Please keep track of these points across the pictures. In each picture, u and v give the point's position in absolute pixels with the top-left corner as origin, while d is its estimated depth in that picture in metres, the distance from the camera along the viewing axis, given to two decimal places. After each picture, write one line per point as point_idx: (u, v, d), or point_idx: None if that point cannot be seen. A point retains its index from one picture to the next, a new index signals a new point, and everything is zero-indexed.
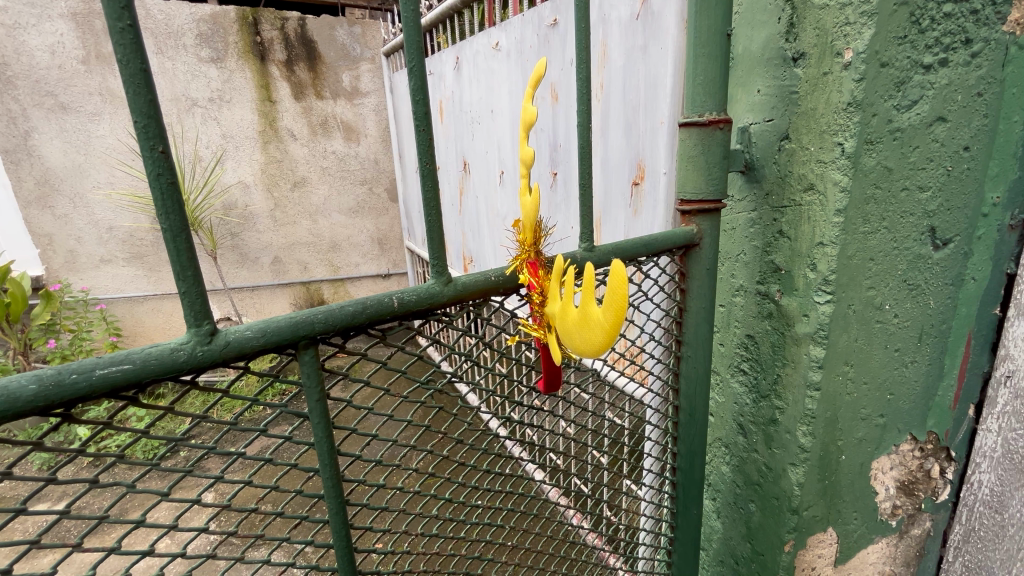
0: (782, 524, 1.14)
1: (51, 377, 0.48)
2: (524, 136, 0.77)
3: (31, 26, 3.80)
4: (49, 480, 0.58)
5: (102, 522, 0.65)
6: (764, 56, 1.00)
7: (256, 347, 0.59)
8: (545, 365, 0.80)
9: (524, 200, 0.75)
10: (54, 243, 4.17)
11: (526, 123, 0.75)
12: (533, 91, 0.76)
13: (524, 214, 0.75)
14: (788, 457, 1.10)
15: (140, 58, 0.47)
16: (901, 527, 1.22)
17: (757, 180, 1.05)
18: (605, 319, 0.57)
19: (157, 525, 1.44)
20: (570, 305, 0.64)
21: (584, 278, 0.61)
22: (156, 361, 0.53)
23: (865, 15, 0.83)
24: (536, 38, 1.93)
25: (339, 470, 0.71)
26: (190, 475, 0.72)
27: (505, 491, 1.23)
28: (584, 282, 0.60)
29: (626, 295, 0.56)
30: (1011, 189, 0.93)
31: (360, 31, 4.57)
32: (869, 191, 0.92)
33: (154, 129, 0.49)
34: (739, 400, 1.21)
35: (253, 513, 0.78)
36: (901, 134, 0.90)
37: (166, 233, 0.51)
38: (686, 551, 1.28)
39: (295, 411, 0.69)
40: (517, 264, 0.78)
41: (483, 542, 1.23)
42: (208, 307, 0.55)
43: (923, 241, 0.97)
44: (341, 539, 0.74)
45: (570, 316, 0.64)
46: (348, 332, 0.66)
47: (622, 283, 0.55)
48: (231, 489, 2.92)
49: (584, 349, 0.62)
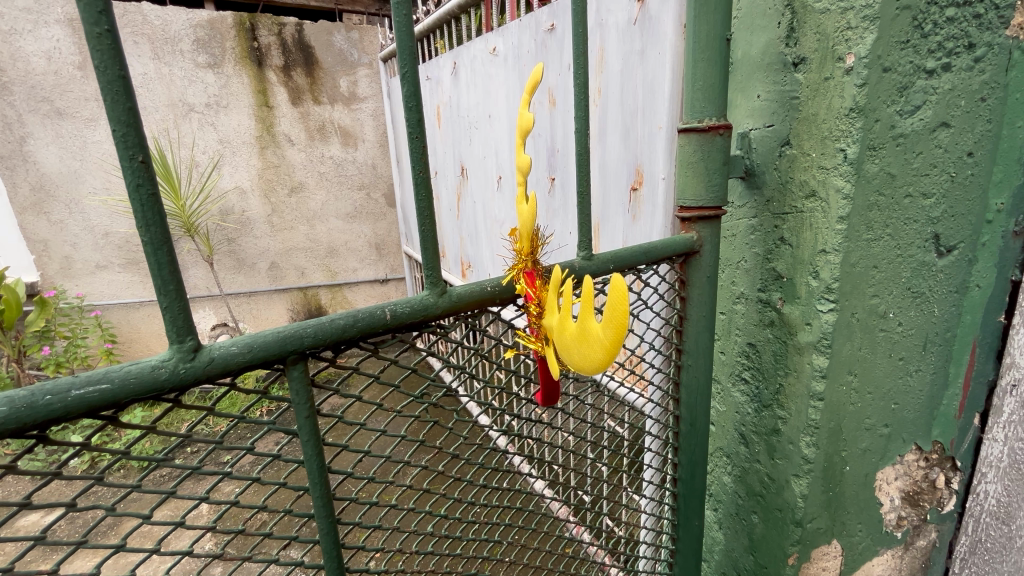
0: (785, 537, 1.12)
1: (23, 399, 0.46)
2: (522, 145, 0.75)
3: (27, 32, 3.79)
4: (22, 504, 0.54)
5: (80, 547, 0.61)
6: (764, 61, 0.99)
7: (242, 364, 0.56)
8: (543, 381, 0.78)
9: (523, 210, 0.73)
10: (49, 249, 4.14)
11: (523, 129, 0.73)
12: (529, 96, 0.74)
13: (522, 224, 0.73)
14: (791, 468, 1.08)
15: (120, 65, 0.46)
16: (907, 538, 1.19)
17: (757, 186, 1.04)
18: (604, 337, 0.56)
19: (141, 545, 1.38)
20: (569, 320, 0.62)
21: (583, 291, 0.59)
22: (136, 380, 0.51)
23: (867, 19, 0.81)
24: (533, 43, 1.92)
25: (330, 489, 0.69)
26: (173, 496, 0.69)
27: (502, 506, 1.19)
28: (584, 296, 0.59)
29: (627, 312, 0.53)
30: (1015, 195, 0.92)
31: (358, 36, 4.58)
32: (872, 198, 0.90)
33: (133, 138, 0.47)
34: (740, 409, 1.19)
35: (240, 534, 0.75)
36: (904, 139, 0.88)
37: (146, 246, 0.49)
38: (688, 563, 1.26)
39: (284, 428, 0.67)
40: (515, 274, 0.76)
41: (479, 558, 1.20)
42: (191, 322, 0.53)
43: (927, 248, 0.95)
44: (332, 560, 0.71)
45: (569, 331, 0.62)
46: (339, 346, 0.64)
47: (622, 300, 0.53)
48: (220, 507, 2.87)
49: (583, 368, 0.60)
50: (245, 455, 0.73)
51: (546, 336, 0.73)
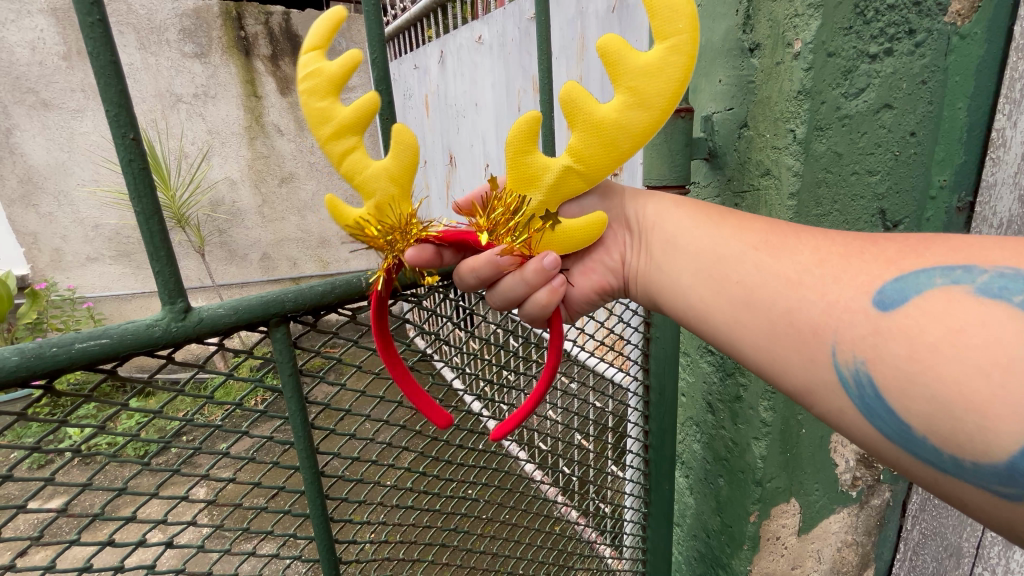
0: (746, 495, 1.19)
1: (32, 349, 0.52)
2: (339, 108, 0.65)
3: (10, 22, 3.78)
4: (35, 449, 0.63)
5: (87, 488, 0.70)
6: (724, 47, 1.04)
7: (228, 324, 0.62)
8: (540, 276, 0.65)
9: (369, 173, 0.65)
10: (40, 242, 4.14)
11: (379, 171, 0.65)
12: (327, 44, 0.64)
13: (382, 185, 0.65)
14: (751, 431, 1.14)
15: (111, 52, 0.51)
16: (861, 497, 1.28)
17: (719, 167, 1.09)
18: (681, 14, 0.58)
19: (128, 529, 1.41)
20: (582, 89, 0.63)
21: (573, 100, 0.63)
22: (132, 336, 0.56)
23: (812, 7, 0.87)
24: (518, 32, 2.00)
25: (313, 442, 0.75)
26: (169, 446, 0.76)
27: (479, 467, 1.26)
28: (584, 94, 0.62)
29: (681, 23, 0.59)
30: (956, 173, 1.01)
31: (346, 26, 4.63)
32: (820, 175, 0.96)
33: (125, 118, 0.52)
34: (707, 379, 1.25)
35: (231, 482, 0.81)
36: (849, 120, 0.94)
37: (139, 216, 0.55)
38: (659, 525, 1.34)
39: (269, 386, 0.74)
40: (366, 220, 0.65)
41: (458, 515, 1.27)
42: (182, 285, 0.59)
43: (874, 223, 1.03)
44: (317, 508, 0.78)
45: (598, 154, 0.64)
46: (318, 311, 0.69)
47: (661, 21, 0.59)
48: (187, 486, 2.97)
49: (665, 86, 0.61)
50: (234, 411, 0.79)
51: (531, 184, 0.66)
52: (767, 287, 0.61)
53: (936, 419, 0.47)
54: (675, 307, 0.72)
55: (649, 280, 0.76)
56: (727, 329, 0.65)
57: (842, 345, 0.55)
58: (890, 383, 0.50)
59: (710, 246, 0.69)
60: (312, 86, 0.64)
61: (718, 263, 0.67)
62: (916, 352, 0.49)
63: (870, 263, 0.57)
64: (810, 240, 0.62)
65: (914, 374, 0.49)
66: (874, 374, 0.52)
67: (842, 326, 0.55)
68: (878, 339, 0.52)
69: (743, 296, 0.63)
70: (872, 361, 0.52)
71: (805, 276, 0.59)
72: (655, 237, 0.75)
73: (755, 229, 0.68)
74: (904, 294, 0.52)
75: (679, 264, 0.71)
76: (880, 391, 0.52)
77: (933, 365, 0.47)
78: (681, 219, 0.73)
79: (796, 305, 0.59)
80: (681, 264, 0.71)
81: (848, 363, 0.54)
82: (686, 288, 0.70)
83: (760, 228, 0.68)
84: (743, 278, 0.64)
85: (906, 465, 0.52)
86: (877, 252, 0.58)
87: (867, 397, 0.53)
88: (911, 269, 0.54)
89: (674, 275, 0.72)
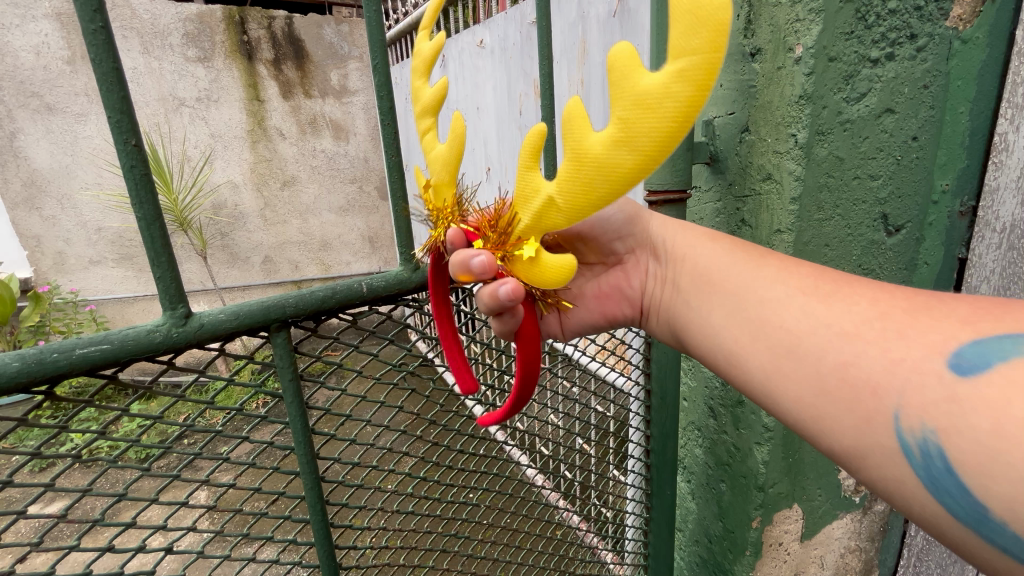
0: (749, 501, 1.18)
1: (33, 355, 0.52)
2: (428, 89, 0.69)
3: (15, 27, 3.80)
4: (34, 453, 0.62)
5: (86, 494, 0.70)
6: (724, 51, 1.03)
7: (229, 329, 0.62)
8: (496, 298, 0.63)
9: (433, 154, 0.68)
10: (42, 245, 4.16)
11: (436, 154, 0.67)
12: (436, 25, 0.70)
13: (437, 169, 0.67)
14: (754, 437, 1.14)
15: (113, 57, 0.51)
16: (864, 504, 1.27)
17: (721, 171, 1.09)
18: (696, 28, 0.45)
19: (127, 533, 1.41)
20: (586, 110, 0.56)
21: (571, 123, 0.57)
22: (133, 341, 0.56)
23: (813, 12, 0.87)
24: (519, 36, 2.01)
25: (313, 447, 0.75)
26: (169, 451, 0.76)
27: (480, 472, 1.24)
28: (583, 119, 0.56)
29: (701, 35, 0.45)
30: (958, 178, 1.01)
31: (348, 30, 4.64)
32: (822, 179, 0.96)
33: (126, 124, 0.52)
34: (709, 384, 1.24)
35: (230, 488, 0.81)
36: (851, 125, 0.94)
37: (140, 221, 0.55)
38: (661, 531, 1.33)
39: (269, 391, 0.73)
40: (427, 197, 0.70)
41: (458, 521, 1.25)
42: (182, 291, 0.59)
43: (876, 227, 1.03)
44: (317, 513, 0.77)
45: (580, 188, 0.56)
46: (319, 315, 0.69)
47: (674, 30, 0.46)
48: (187, 489, 2.97)
49: (656, 124, 0.50)
50: (233, 416, 0.79)
51: (523, 203, 0.63)
52: (822, 338, 0.62)
53: (1019, 503, 0.45)
54: (713, 351, 0.75)
55: (690, 320, 0.78)
56: (769, 376, 0.66)
57: (906, 411, 0.54)
58: (968, 461, 0.49)
59: (759, 293, 0.70)
60: (416, 66, 0.70)
61: (764, 310, 0.69)
62: (1000, 428, 0.47)
63: (937, 324, 0.57)
64: (869, 293, 0.63)
65: (996, 450, 0.47)
66: (945, 446, 0.50)
67: (907, 388, 0.54)
68: (950, 408, 0.51)
69: (791, 346, 0.64)
70: (944, 431, 0.51)
71: (862, 332, 0.59)
72: (699, 281, 0.77)
73: (805, 279, 0.69)
74: (983, 361, 0.51)
75: (722, 309, 0.74)
76: (952, 467, 0.50)
77: (1017, 443, 0.45)
78: (726, 264, 0.76)
79: (851, 359, 0.59)
80: (722, 309, 0.73)
81: (913, 430, 0.53)
82: (726, 334, 0.72)
83: (808, 278, 0.69)
84: (792, 326, 0.65)
85: (969, 543, 0.51)
86: (943, 316, 0.58)
87: (933, 468, 0.52)
88: (989, 336, 0.53)
89: (718, 320, 0.74)
